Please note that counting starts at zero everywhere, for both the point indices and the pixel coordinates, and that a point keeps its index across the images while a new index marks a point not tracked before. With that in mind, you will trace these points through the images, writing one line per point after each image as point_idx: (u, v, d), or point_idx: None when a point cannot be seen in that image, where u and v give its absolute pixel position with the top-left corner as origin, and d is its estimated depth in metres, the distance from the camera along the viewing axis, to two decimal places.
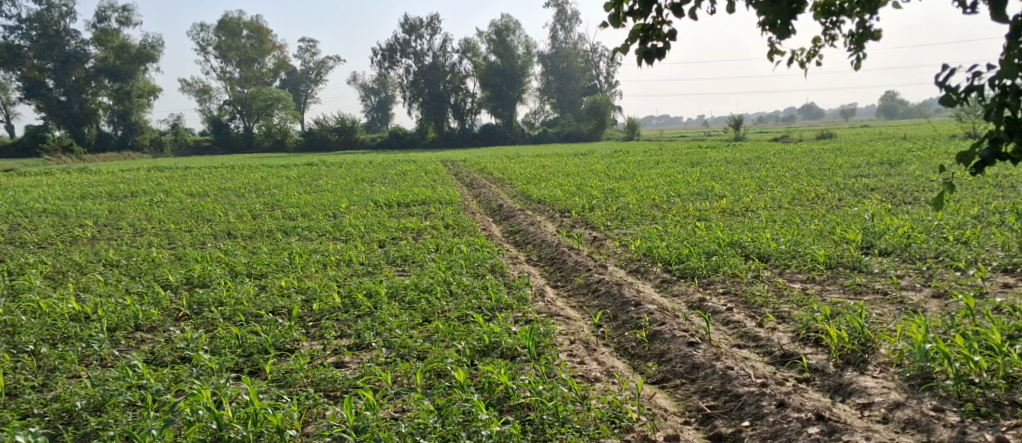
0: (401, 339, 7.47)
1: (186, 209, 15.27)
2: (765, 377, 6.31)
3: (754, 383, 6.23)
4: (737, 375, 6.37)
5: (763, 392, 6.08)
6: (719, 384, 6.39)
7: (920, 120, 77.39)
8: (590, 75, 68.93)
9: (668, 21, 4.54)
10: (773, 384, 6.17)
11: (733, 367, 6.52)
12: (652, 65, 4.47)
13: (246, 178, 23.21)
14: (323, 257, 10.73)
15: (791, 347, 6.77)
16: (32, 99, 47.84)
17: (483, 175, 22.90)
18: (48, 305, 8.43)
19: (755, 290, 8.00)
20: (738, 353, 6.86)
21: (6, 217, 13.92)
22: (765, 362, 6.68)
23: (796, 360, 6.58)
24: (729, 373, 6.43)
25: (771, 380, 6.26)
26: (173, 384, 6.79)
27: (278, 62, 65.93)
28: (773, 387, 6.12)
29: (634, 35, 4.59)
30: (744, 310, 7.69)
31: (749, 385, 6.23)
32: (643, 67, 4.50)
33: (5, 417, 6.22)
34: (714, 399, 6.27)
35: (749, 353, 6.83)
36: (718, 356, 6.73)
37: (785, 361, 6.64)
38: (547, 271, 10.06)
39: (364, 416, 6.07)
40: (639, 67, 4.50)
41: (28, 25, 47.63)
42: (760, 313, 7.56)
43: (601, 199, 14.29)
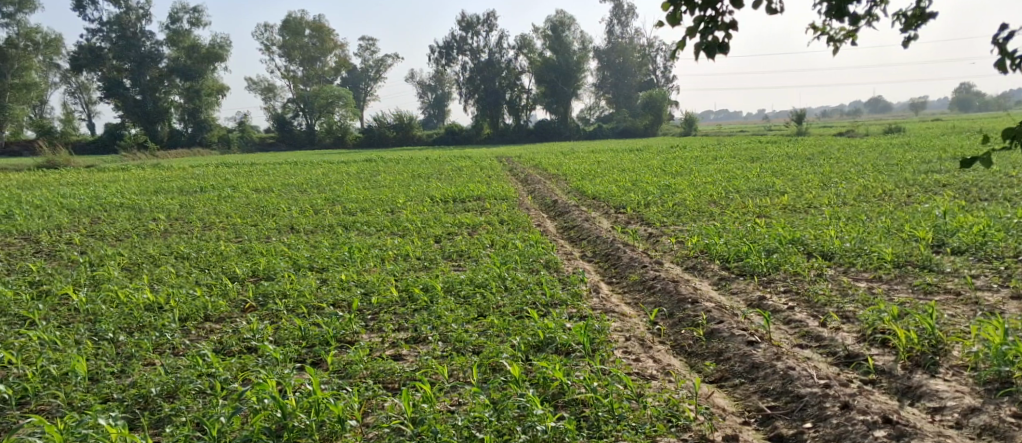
0: (457, 332, 7.62)
1: (252, 204, 15.73)
2: (829, 378, 6.25)
3: (817, 384, 6.18)
4: (800, 376, 6.33)
5: (826, 393, 6.04)
6: (781, 385, 6.35)
7: (996, 114, 74.42)
8: (646, 69, 68.27)
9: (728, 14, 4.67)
10: (838, 386, 6.11)
11: (795, 367, 6.47)
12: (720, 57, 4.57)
13: (307, 173, 23.76)
14: (381, 252, 10.95)
15: (856, 348, 6.69)
16: (110, 98, 49.66)
17: (538, 171, 22.97)
18: (125, 295, 8.83)
19: (818, 289, 7.91)
20: (800, 353, 6.80)
21: (87, 210, 14.57)
22: (829, 362, 6.62)
23: (861, 361, 6.50)
24: (791, 374, 6.39)
25: (834, 381, 6.21)
26: (240, 373, 7.06)
27: (339, 60, 67.08)
28: (836, 389, 6.07)
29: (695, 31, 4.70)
30: (806, 309, 7.61)
31: (811, 385, 6.19)
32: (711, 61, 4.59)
33: (88, 401, 6.54)
34: (774, 399, 6.24)
35: (811, 353, 6.77)
36: (779, 355, 6.69)
37: (849, 362, 6.56)
38: (601, 267, 10.08)
39: (422, 409, 6.24)
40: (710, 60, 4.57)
41: (107, 28, 49.53)
42: (822, 312, 7.48)
43: (657, 195, 14.24)
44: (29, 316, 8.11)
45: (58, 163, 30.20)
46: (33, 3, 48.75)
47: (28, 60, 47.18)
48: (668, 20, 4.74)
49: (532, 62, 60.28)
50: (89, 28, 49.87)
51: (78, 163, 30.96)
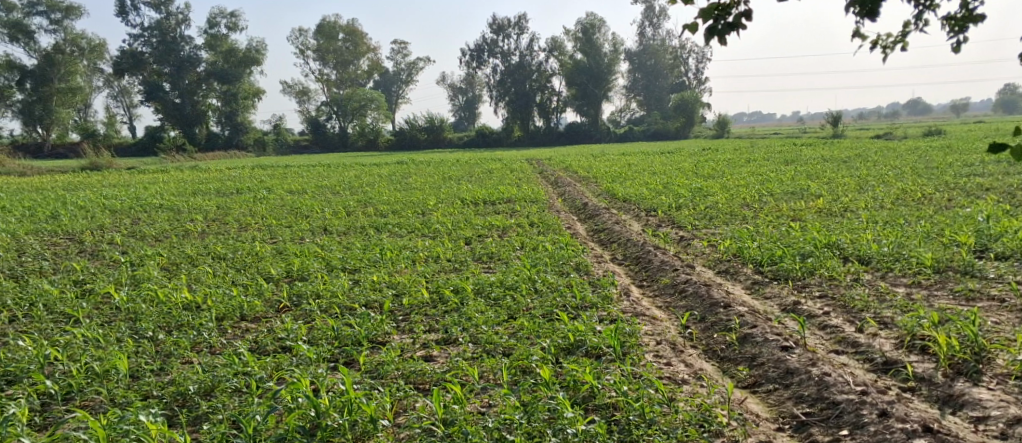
0: (487, 335, 7.67)
1: (287, 206, 15.95)
2: (865, 385, 6.20)
3: (853, 391, 6.13)
4: (835, 382, 6.28)
5: (863, 401, 5.99)
6: (816, 391, 6.31)
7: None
8: (679, 71, 67.86)
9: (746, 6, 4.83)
10: (874, 393, 6.07)
11: (831, 373, 6.42)
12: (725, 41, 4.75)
13: (340, 176, 23.99)
14: (413, 253, 11.04)
15: (894, 354, 6.62)
16: (150, 102, 50.49)
17: (569, 173, 22.98)
18: (164, 294, 9.01)
19: (855, 294, 7.82)
20: (836, 358, 6.75)
21: (127, 211, 14.88)
22: (865, 369, 6.55)
23: (900, 368, 6.43)
24: (826, 380, 6.34)
25: (872, 388, 6.15)
26: (275, 372, 7.16)
27: (372, 63, 67.65)
28: (873, 396, 6.02)
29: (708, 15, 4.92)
30: (842, 314, 7.54)
31: (848, 392, 6.13)
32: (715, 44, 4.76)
33: (128, 398, 6.69)
34: (809, 405, 6.20)
35: (847, 359, 6.72)
36: (814, 361, 6.64)
37: (887, 369, 6.50)
38: (632, 270, 10.07)
39: (452, 410, 6.29)
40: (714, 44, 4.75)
41: (149, 34, 50.40)
42: (859, 317, 7.41)
43: (688, 197, 14.18)
44: (73, 314, 8.29)
45: (101, 165, 30.88)
46: (78, 9, 49.81)
47: (74, 65, 48.13)
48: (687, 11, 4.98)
49: (563, 64, 60.24)
50: (132, 33, 50.88)
51: (121, 166, 31.59)
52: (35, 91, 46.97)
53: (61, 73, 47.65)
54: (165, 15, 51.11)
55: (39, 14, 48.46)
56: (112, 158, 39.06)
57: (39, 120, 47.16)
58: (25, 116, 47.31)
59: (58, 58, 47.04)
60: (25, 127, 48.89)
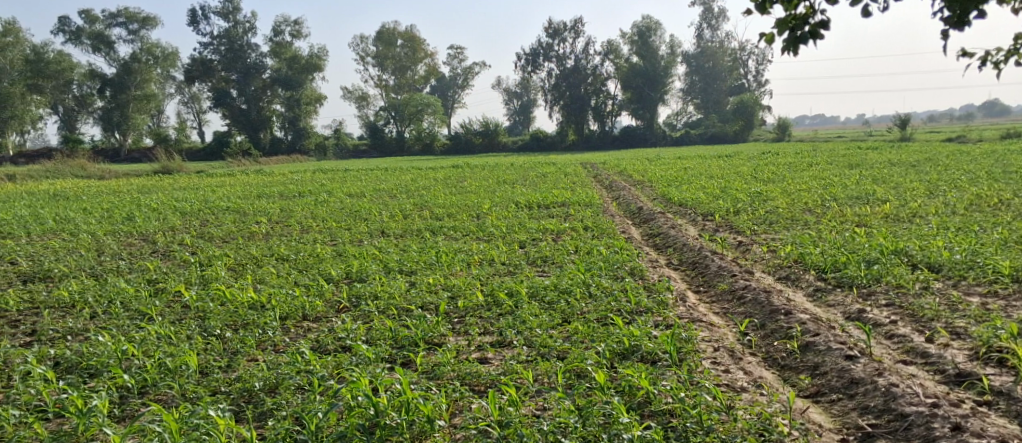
0: (542, 338, 7.75)
1: (346, 209, 16.30)
2: (937, 397, 6.11)
3: (923, 402, 6.04)
4: (903, 393, 6.19)
5: (934, 413, 5.90)
6: (882, 402, 6.21)
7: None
8: (738, 74, 66.83)
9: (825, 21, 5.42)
10: (946, 406, 5.98)
11: (898, 384, 6.32)
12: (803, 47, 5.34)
13: (397, 179, 24.35)
14: (467, 256, 11.20)
15: (968, 366, 6.51)
16: (219, 108, 52.51)
17: (623, 177, 22.91)
18: (231, 293, 9.34)
19: (924, 303, 7.66)
20: (904, 369, 6.65)
21: (196, 214, 15.40)
22: (936, 380, 6.46)
23: (975, 381, 6.32)
24: (893, 390, 6.25)
25: (944, 401, 6.05)
26: (336, 370, 7.35)
27: (428, 69, 68.41)
28: (946, 409, 5.92)
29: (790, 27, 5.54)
30: (911, 323, 7.41)
31: (917, 404, 6.04)
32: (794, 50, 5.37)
33: (198, 393, 6.95)
34: (875, 417, 6.12)
35: (916, 370, 6.61)
36: (881, 371, 6.54)
37: (962, 381, 6.39)
38: (688, 275, 10.02)
39: (508, 412, 6.39)
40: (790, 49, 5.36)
41: (218, 41, 52.07)
42: (929, 327, 7.27)
43: (747, 202, 14.03)
44: (147, 312, 8.66)
45: (172, 169, 32.01)
46: (154, 19, 51.74)
47: (150, 73, 49.72)
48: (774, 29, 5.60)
49: (619, 68, 59.85)
50: (202, 42, 52.65)
51: (190, 169, 32.69)
52: (114, 98, 49.35)
53: (137, 81, 49.68)
54: (233, 24, 52.62)
55: (118, 25, 50.54)
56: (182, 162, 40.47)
57: (117, 125, 49.49)
58: (105, 122, 49.80)
59: (135, 66, 49.00)
60: (105, 133, 51.37)
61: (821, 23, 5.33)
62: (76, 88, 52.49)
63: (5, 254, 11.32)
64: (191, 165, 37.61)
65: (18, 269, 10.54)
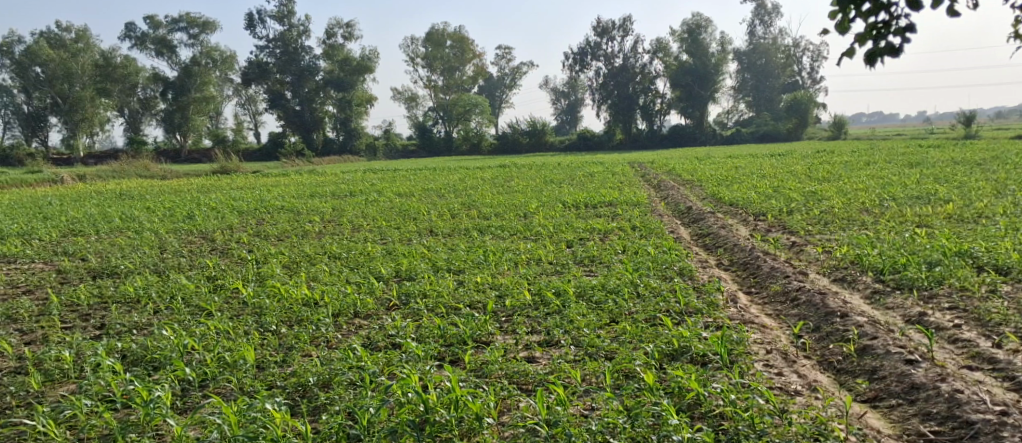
0: (589, 338, 7.76)
1: (396, 208, 16.54)
2: (1005, 404, 6.02)
3: (990, 411, 5.96)
4: (968, 400, 6.11)
5: (1003, 422, 5.83)
6: (945, 408, 6.14)
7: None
8: (791, 71, 65.66)
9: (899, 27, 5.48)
10: (1016, 414, 5.89)
11: (963, 390, 6.24)
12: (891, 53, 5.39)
13: (445, 179, 24.56)
14: (515, 255, 11.29)
15: None
16: (274, 109, 53.52)
17: (672, 177, 22.68)
18: (286, 290, 9.57)
19: (990, 307, 7.49)
20: (969, 375, 6.54)
21: (252, 213, 15.83)
22: (1004, 387, 6.35)
23: None
24: (958, 397, 6.17)
25: (1013, 409, 5.97)
26: (386, 367, 7.48)
27: (477, 69, 68.75)
28: (1015, 418, 5.85)
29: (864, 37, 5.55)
30: (976, 328, 7.26)
31: (984, 412, 5.97)
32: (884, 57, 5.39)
33: (255, 387, 7.15)
34: (938, 424, 6.04)
35: (982, 376, 6.50)
36: (944, 377, 6.44)
37: None
38: (739, 276, 9.92)
39: (556, 411, 6.44)
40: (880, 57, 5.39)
41: (273, 45, 53.09)
42: (996, 332, 7.12)
43: (801, 202, 13.83)
44: (206, 308, 8.93)
45: (231, 169, 32.82)
46: (214, 24, 53.08)
47: (208, 76, 51.01)
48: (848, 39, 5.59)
49: (668, 66, 59.36)
50: (258, 45, 53.71)
51: (248, 170, 33.44)
52: (175, 100, 50.84)
53: (197, 84, 51.03)
54: (288, 27, 53.64)
55: (180, 30, 51.99)
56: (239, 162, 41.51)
57: (178, 127, 51.03)
58: (167, 124, 51.40)
59: (195, 69, 50.35)
60: (167, 134, 52.94)
61: (907, 27, 5.45)
62: (140, 91, 54.24)
63: (76, 250, 11.80)
64: (247, 165, 38.52)
65: (88, 265, 10.98)
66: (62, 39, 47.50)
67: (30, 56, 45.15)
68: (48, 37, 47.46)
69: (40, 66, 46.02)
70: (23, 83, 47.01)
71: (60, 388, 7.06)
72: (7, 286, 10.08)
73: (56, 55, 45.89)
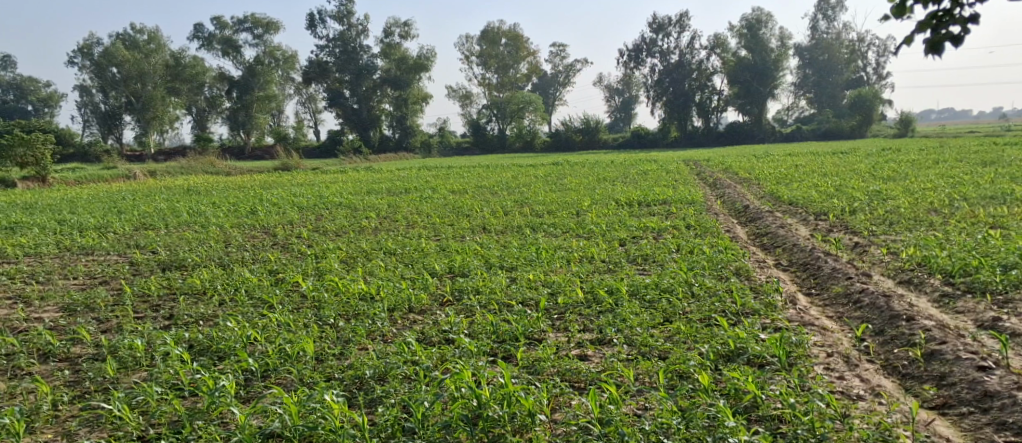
0: (642, 337, 7.72)
1: (449, 205, 16.69)
2: None
3: None
4: None
5: None
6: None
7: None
8: (856, 66, 63.95)
9: (959, 11, 5.35)
10: None
11: None
12: (951, 48, 5.27)
13: (499, 176, 24.69)
14: (567, 253, 11.28)
15: None
16: (333, 107, 54.47)
17: (729, 175, 22.38)
18: (343, 284, 9.74)
19: None
20: None
21: (310, 209, 16.13)
22: None
23: None
24: None
25: None
26: (440, 362, 7.57)
27: (531, 67, 68.84)
28: None
29: (924, 23, 5.42)
30: None
31: None
32: (939, 53, 5.31)
33: (313, 379, 7.28)
34: (1013, 434, 5.88)
35: None
36: (1019, 385, 6.25)
37: None
38: (799, 277, 9.74)
39: (609, 410, 6.44)
40: (935, 52, 5.31)
41: (332, 44, 54.03)
42: None
43: (865, 201, 13.48)
44: (268, 301, 9.16)
45: (291, 166, 33.58)
46: (277, 24, 54.20)
47: (270, 75, 52.19)
48: (897, 13, 5.54)
49: (726, 62, 58.50)
50: (318, 44, 54.70)
51: (308, 166, 34.16)
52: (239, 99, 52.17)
53: (261, 83, 52.32)
54: (347, 27, 54.49)
55: (245, 30, 53.25)
56: (299, 159, 42.33)
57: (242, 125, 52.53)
58: (231, 122, 52.81)
59: (259, 69, 51.61)
60: (231, 132, 54.43)
61: (972, 17, 5.30)
62: (206, 90, 55.73)
63: (147, 243, 12.23)
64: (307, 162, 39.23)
65: (158, 257, 11.37)
66: (136, 40, 49.10)
67: (107, 57, 46.83)
68: (123, 39, 49.11)
69: (116, 67, 47.70)
70: (100, 84, 48.79)
71: (134, 375, 7.33)
72: (85, 276, 10.49)
73: (131, 56, 47.47)
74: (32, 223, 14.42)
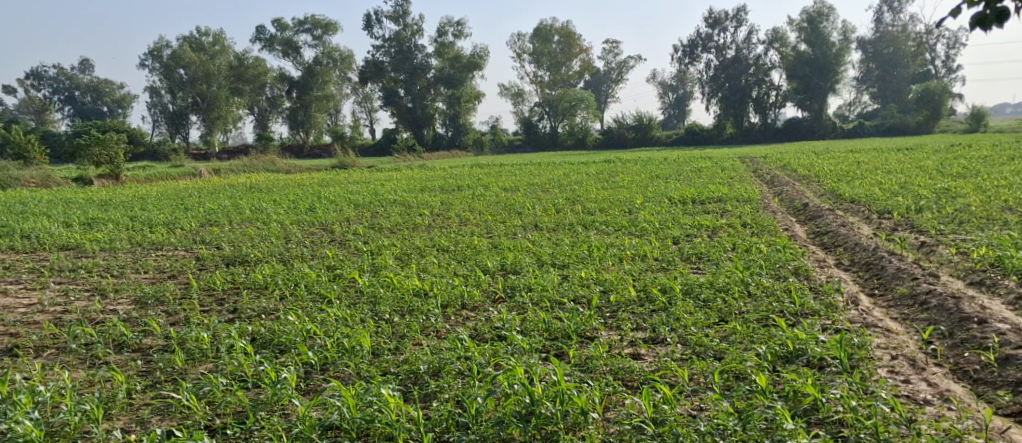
0: (697, 336, 7.64)
1: (501, 203, 16.74)
2: None
3: None
4: None
5: None
6: None
7: None
8: (923, 59, 62.12)
9: None
10: None
11: None
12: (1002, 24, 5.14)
13: (552, 174, 24.67)
14: (620, 251, 11.21)
15: None
16: (389, 106, 55.16)
17: (787, 172, 21.94)
18: (398, 280, 9.86)
19: None
20: None
21: (364, 206, 16.35)
22: None
23: None
24: None
25: None
26: (492, 358, 7.57)
27: (583, 64, 68.53)
28: None
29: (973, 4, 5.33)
30: None
31: None
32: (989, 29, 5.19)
33: (369, 373, 7.38)
34: None
35: None
36: None
37: None
38: (861, 277, 9.51)
39: (663, 410, 6.38)
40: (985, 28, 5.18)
41: (388, 44, 54.59)
42: None
43: (932, 199, 13.04)
44: (326, 296, 9.33)
45: (348, 164, 34.08)
46: (335, 24, 55.09)
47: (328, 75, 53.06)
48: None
49: (785, 57, 57.32)
50: (374, 44, 55.39)
51: (364, 164, 34.65)
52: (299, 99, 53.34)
53: (319, 83, 53.31)
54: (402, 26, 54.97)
55: (305, 31, 54.20)
56: (355, 158, 42.87)
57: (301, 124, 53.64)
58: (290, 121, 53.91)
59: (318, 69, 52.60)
60: (290, 131, 55.64)
61: None
62: (267, 90, 56.89)
63: (212, 239, 12.58)
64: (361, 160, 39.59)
65: (222, 253, 11.66)
66: (202, 42, 50.42)
67: (175, 59, 48.24)
68: (189, 40, 50.39)
69: (183, 68, 49.14)
70: (168, 85, 50.25)
71: (200, 367, 7.55)
72: (155, 271, 10.82)
73: (197, 58, 48.84)
74: (107, 219, 14.95)
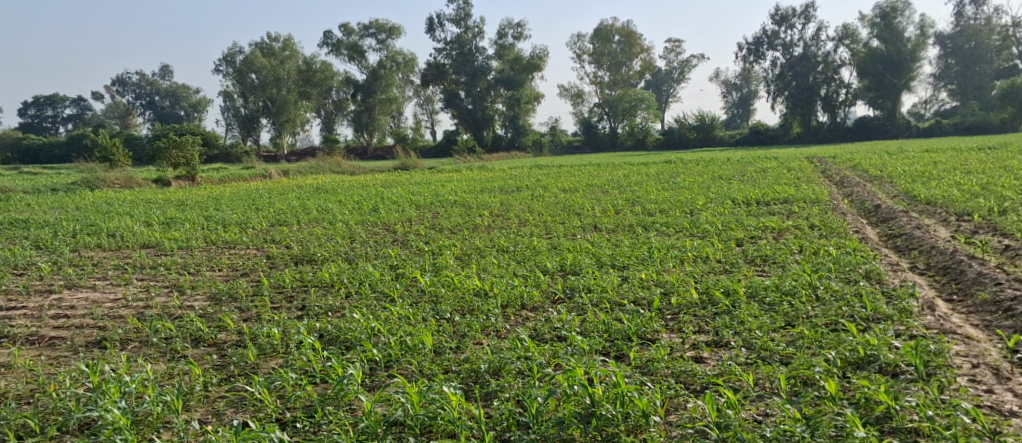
0: (762, 341, 7.54)
1: (561, 203, 16.79)
2: None
3: None
4: None
5: None
6: None
7: None
8: (1008, 54, 59.52)
9: None
10: None
11: None
12: None
13: (612, 174, 24.61)
14: (681, 253, 11.10)
15: None
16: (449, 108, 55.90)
17: (857, 172, 21.39)
18: (459, 280, 9.98)
19: None
20: None
21: (426, 207, 16.58)
22: None
23: None
24: None
25: None
26: (552, 359, 7.61)
27: (644, 64, 67.98)
28: None
29: None
30: None
31: None
32: None
33: (432, 371, 7.50)
34: None
35: None
36: None
37: None
38: (937, 281, 9.24)
39: (726, 414, 6.32)
40: None
41: (449, 47, 55.20)
42: None
43: (1015, 201, 12.55)
44: (389, 294, 9.52)
45: (410, 166, 34.57)
46: (399, 28, 55.90)
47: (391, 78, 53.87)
48: None
49: (856, 54, 55.67)
50: (437, 47, 55.99)
51: (426, 166, 35.09)
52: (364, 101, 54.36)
53: (382, 86, 54.19)
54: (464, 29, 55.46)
55: (370, 35, 55.14)
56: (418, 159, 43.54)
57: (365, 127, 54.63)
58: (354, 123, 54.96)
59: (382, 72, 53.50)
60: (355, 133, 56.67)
61: None
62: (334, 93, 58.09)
63: (281, 238, 12.95)
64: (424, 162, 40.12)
65: (290, 252, 11.99)
66: (272, 47, 51.77)
67: (247, 64, 49.71)
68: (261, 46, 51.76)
69: (254, 73, 50.61)
70: (240, 89, 51.81)
71: (270, 361, 7.79)
72: (228, 268, 11.20)
73: (267, 63, 50.24)
74: (184, 218, 15.53)
